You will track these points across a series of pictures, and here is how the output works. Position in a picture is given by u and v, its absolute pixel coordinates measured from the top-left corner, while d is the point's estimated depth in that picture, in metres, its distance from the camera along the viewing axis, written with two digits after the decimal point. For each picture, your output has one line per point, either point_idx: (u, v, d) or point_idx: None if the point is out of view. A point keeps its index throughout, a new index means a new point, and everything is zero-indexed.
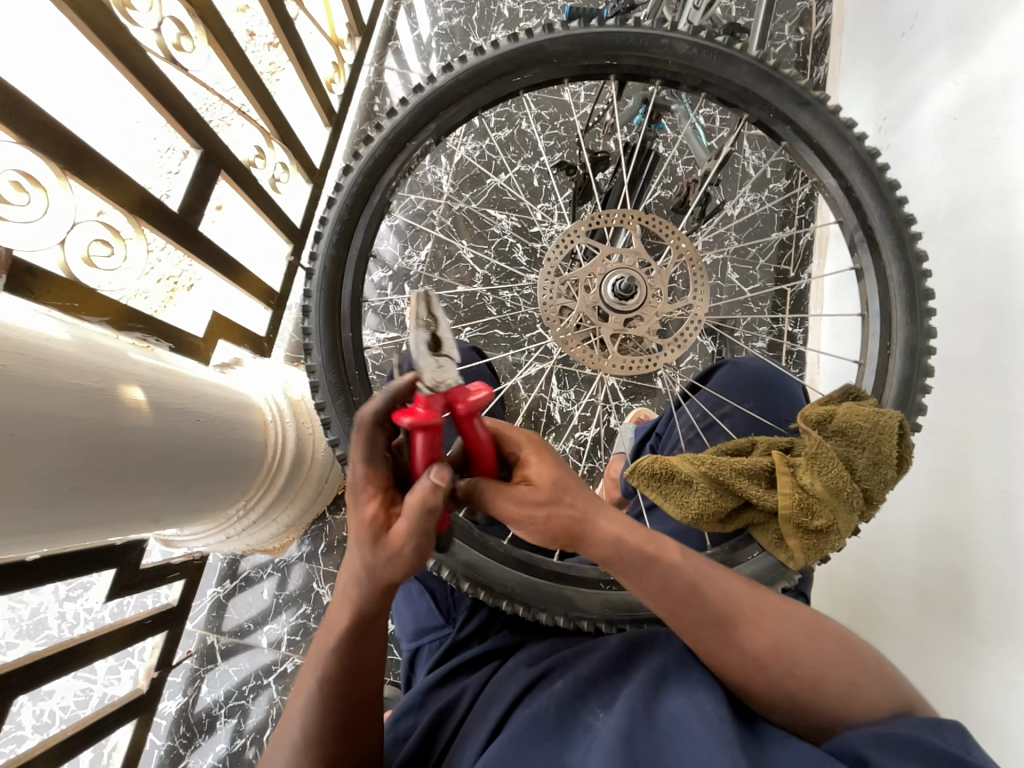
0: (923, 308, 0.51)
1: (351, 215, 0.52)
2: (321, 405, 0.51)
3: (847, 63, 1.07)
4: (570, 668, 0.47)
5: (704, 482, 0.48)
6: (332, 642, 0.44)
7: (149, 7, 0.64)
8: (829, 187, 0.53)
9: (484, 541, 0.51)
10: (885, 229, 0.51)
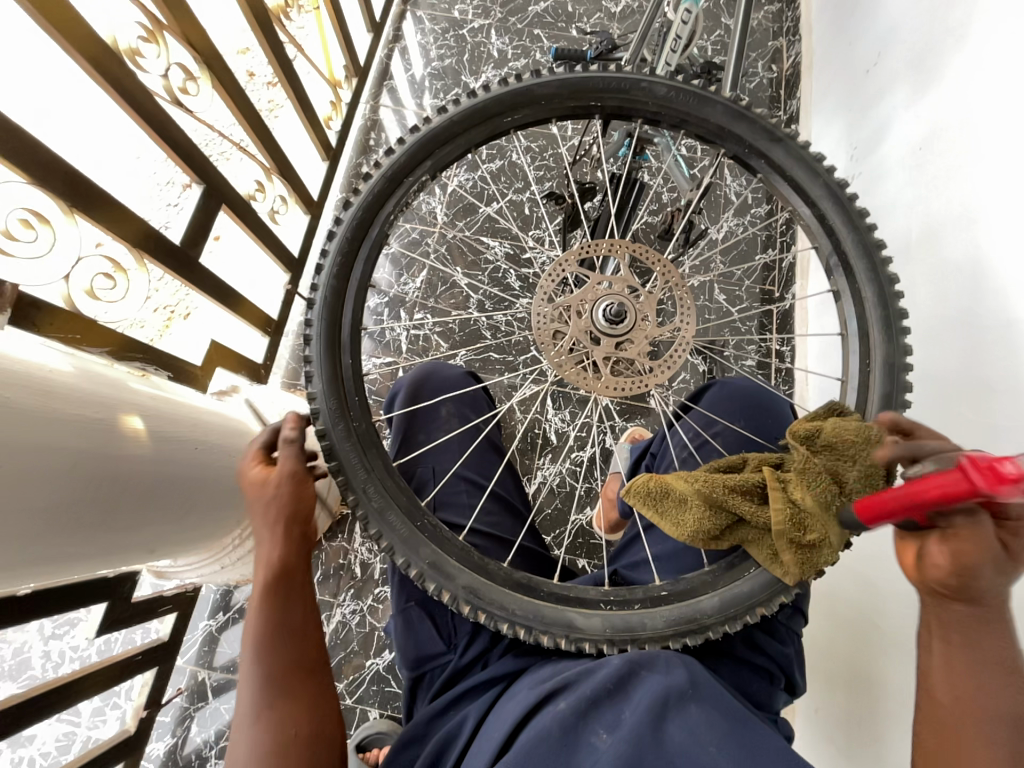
0: (898, 328, 0.53)
1: (351, 247, 0.54)
2: (320, 431, 0.52)
3: (817, 98, 1.13)
4: (572, 691, 0.46)
5: (697, 502, 0.50)
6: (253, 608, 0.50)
7: (157, 54, 0.67)
8: (805, 215, 0.56)
9: (483, 563, 0.52)
10: (859, 253, 0.54)
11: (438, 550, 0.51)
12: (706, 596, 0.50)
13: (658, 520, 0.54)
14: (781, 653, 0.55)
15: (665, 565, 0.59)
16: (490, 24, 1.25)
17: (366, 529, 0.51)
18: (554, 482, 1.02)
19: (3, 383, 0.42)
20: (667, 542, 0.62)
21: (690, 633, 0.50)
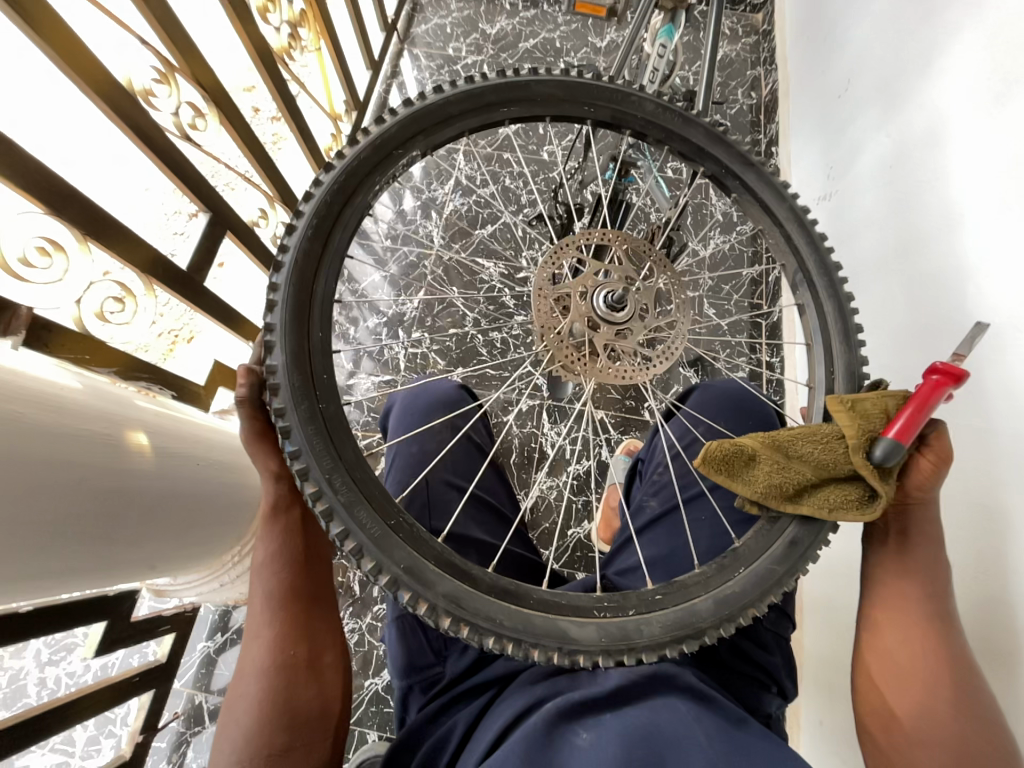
0: (855, 339, 0.56)
1: (329, 211, 0.50)
2: (281, 411, 0.46)
3: (793, 122, 1.19)
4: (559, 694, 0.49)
5: (771, 464, 0.48)
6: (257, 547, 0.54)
7: (169, 94, 0.72)
8: (772, 234, 0.59)
9: (462, 568, 0.49)
10: (818, 268, 0.57)
11: (415, 553, 0.47)
12: (701, 599, 0.50)
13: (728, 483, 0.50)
14: (773, 659, 0.55)
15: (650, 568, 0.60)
16: (483, 60, 1.33)
17: (332, 526, 0.46)
18: (551, 496, 1.03)
19: (17, 400, 0.45)
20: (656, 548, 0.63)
21: (688, 641, 0.49)
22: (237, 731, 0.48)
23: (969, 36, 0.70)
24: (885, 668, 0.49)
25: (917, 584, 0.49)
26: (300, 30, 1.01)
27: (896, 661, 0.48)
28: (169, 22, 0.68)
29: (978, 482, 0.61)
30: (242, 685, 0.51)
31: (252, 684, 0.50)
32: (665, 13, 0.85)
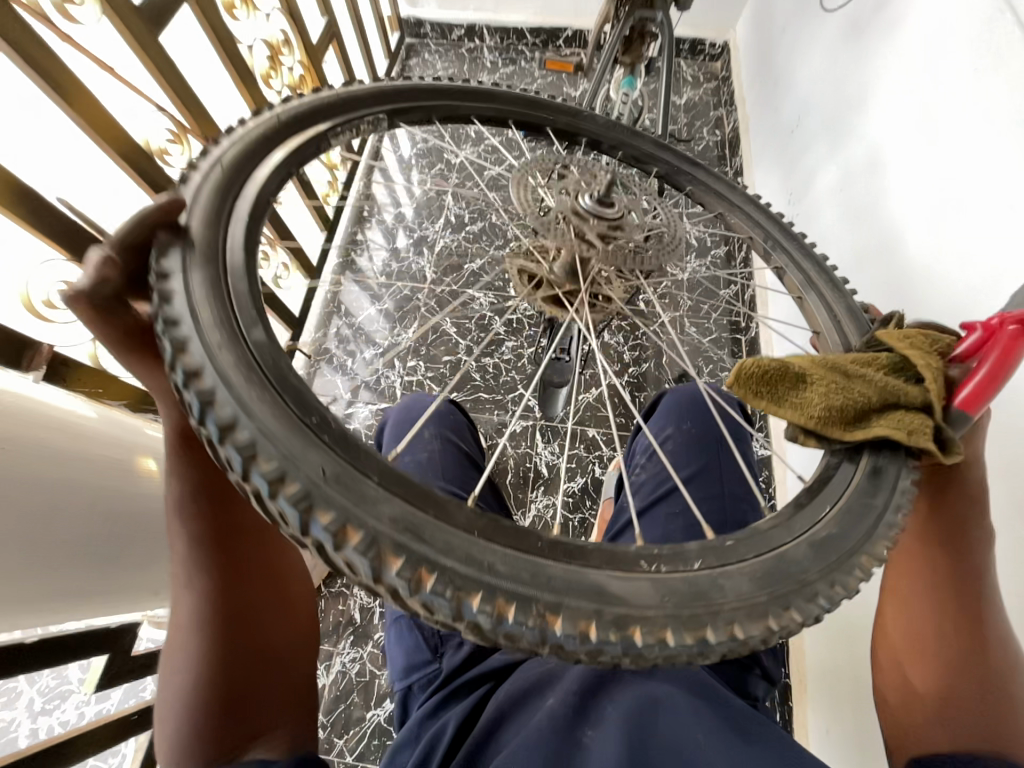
0: (843, 287, 0.52)
1: (293, 118, 0.41)
2: (164, 270, 0.29)
3: (755, 155, 1.29)
4: (558, 687, 0.52)
5: (828, 384, 0.35)
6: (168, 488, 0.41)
7: (181, 152, 0.78)
8: (735, 207, 0.59)
9: (430, 492, 0.27)
10: (785, 233, 0.56)
11: (345, 458, 0.26)
12: (791, 544, 0.31)
13: (773, 413, 0.36)
14: (758, 646, 0.57)
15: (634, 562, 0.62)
16: None
17: (231, 440, 0.25)
18: (548, 514, 1.05)
19: (41, 427, 0.48)
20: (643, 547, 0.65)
21: (794, 602, 0.28)
22: (174, 704, 0.40)
23: (892, 78, 0.79)
24: (902, 639, 0.44)
25: (948, 548, 0.43)
26: (300, 92, 1.11)
27: (910, 630, 0.43)
28: (187, 95, 0.78)
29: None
30: (174, 660, 0.41)
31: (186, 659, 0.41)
32: (625, 67, 0.95)
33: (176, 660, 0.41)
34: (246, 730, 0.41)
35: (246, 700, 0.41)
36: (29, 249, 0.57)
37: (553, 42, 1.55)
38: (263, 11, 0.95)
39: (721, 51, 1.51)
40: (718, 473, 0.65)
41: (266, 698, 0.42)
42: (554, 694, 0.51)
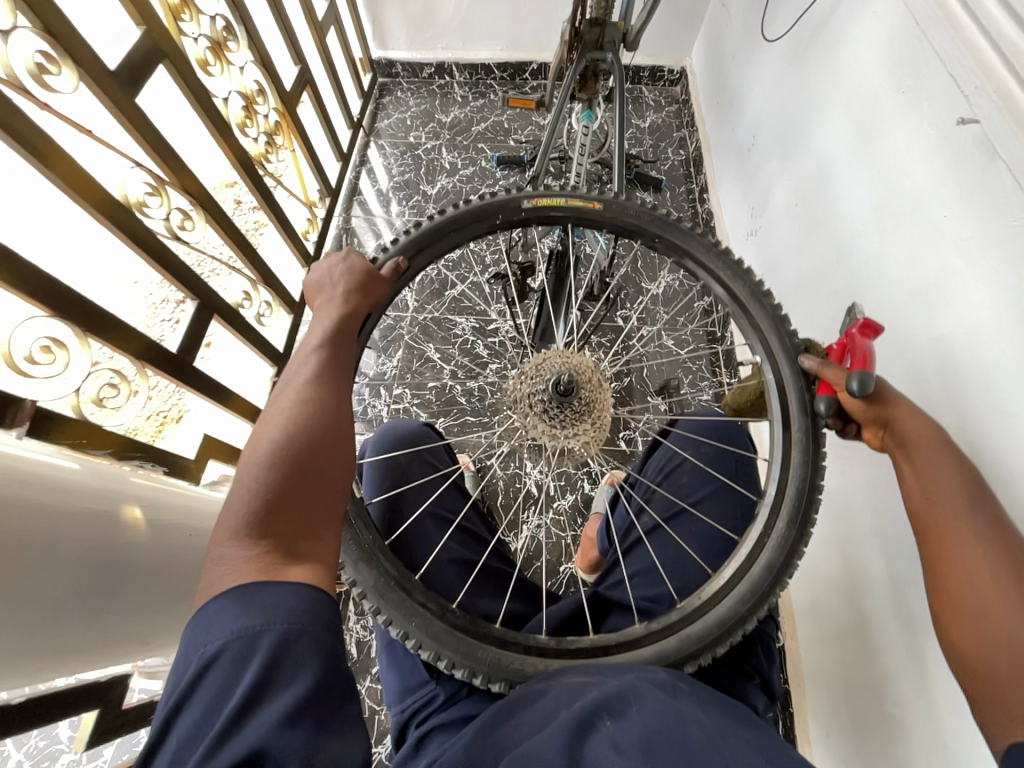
0: (819, 449, 0.55)
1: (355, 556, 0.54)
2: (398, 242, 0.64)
3: (718, 171, 1.36)
4: (573, 697, 0.47)
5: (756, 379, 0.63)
6: (309, 365, 0.52)
7: (160, 204, 0.80)
8: (638, 621, 0.58)
9: (546, 208, 0.65)
10: (801, 459, 0.55)
11: (504, 206, 0.64)
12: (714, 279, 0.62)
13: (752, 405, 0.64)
14: (751, 644, 0.59)
15: (640, 579, 0.66)
16: (440, 144, 1.53)
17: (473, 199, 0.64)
18: (540, 535, 1.05)
19: (22, 482, 0.49)
20: (643, 563, 0.68)
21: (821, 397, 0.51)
22: (232, 530, 0.43)
23: (826, 105, 0.86)
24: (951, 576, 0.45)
25: (935, 474, 0.47)
26: (275, 137, 1.15)
27: (942, 554, 0.46)
28: (163, 147, 0.79)
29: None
30: (258, 444, 0.46)
31: (260, 457, 0.45)
32: (582, 101, 1.01)
33: (241, 486, 0.45)
34: (273, 542, 0.43)
35: (291, 518, 0.44)
36: (8, 308, 0.58)
37: (519, 75, 1.62)
38: (236, 65, 0.99)
39: (679, 76, 1.59)
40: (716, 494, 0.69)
41: (299, 540, 0.44)
42: (567, 706, 0.46)
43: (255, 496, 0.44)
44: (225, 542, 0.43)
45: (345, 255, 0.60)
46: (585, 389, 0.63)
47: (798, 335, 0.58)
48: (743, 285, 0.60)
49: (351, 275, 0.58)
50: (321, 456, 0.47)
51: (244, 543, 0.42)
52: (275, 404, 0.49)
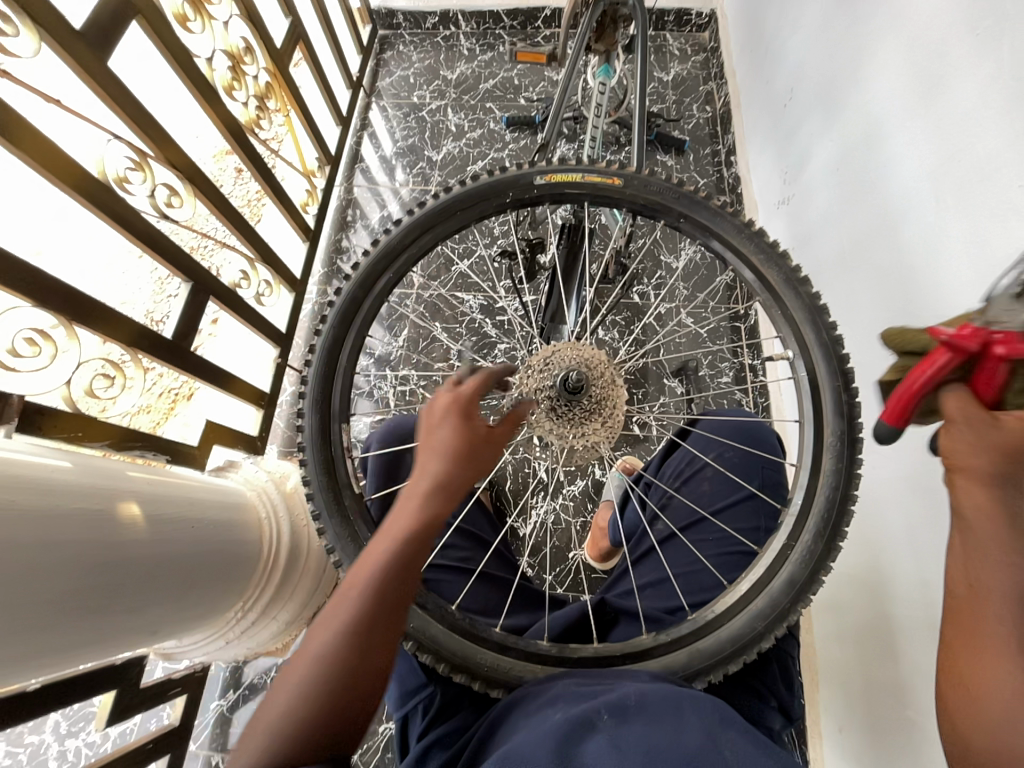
0: (853, 453, 0.51)
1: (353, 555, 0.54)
2: (399, 224, 0.59)
3: (748, 130, 1.24)
4: (568, 702, 0.44)
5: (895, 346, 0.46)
6: (399, 538, 0.46)
7: (143, 179, 0.75)
8: (646, 631, 0.56)
9: (562, 189, 0.60)
10: (834, 463, 0.51)
11: (514, 185, 0.59)
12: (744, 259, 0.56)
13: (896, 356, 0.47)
14: (765, 655, 0.57)
15: (652, 590, 0.64)
16: (446, 105, 1.42)
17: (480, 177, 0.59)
18: (549, 522, 1.03)
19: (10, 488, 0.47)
20: (656, 573, 0.66)
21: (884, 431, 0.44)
22: (282, 704, 0.43)
23: (880, 52, 0.75)
24: (959, 656, 0.39)
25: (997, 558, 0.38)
26: (267, 100, 1.07)
27: (965, 630, 0.39)
28: (140, 116, 0.73)
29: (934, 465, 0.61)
30: (327, 620, 0.45)
31: (318, 644, 0.44)
32: (599, 53, 0.91)
33: (304, 662, 0.44)
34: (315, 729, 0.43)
35: (338, 710, 0.43)
36: None
37: (530, 22, 1.48)
38: (219, 19, 0.91)
39: (709, 19, 1.43)
40: (735, 499, 0.65)
41: (339, 734, 0.44)
42: (562, 708, 0.43)
43: (307, 687, 0.43)
44: (276, 714, 0.43)
45: (447, 397, 0.52)
46: (595, 386, 0.58)
47: (837, 328, 0.53)
48: (778, 269, 0.54)
49: (450, 438, 0.50)
50: (372, 656, 0.45)
51: (289, 733, 0.42)
52: (355, 568, 0.47)
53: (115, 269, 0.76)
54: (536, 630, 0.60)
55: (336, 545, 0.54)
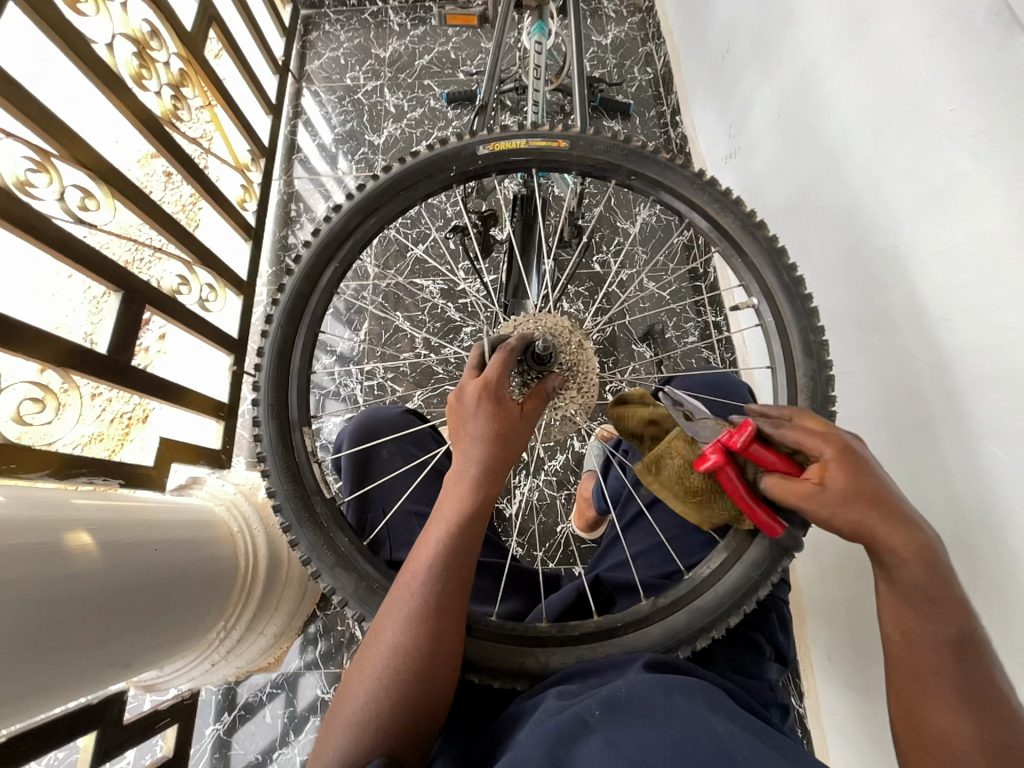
0: (827, 393, 0.51)
1: (330, 563, 0.51)
2: (338, 208, 0.55)
3: (690, 88, 1.23)
4: (587, 700, 0.43)
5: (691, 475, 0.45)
6: (453, 523, 0.46)
7: (49, 181, 0.68)
8: (644, 596, 0.55)
9: (508, 159, 0.57)
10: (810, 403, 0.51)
11: (457, 157, 0.56)
12: (701, 213, 0.55)
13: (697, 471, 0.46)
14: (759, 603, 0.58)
15: (646, 558, 0.64)
16: (382, 85, 1.36)
17: (420, 151, 0.56)
18: (534, 500, 1.02)
19: None
20: (648, 539, 0.66)
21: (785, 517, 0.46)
22: (360, 701, 0.43)
23: None
24: (911, 700, 0.41)
25: (926, 611, 0.40)
26: (183, 89, 1.00)
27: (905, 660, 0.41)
28: (34, 110, 0.66)
29: (897, 395, 0.63)
30: (393, 614, 0.45)
31: (386, 640, 0.44)
32: (533, 11, 0.88)
33: (378, 657, 0.44)
34: (395, 723, 0.43)
35: (417, 702, 0.44)
36: None
37: None
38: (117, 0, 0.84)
39: None
40: None
41: (420, 718, 0.44)
42: (578, 708, 0.42)
43: (382, 680, 0.43)
44: (354, 712, 0.43)
45: (473, 385, 0.50)
46: (564, 354, 0.57)
47: (797, 270, 0.53)
48: (734, 217, 0.54)
49: (485, 425, 0.49)
50: (441, 642, 0.45)
51: (370, 730, 0.42)
52: (412, 557, 0.47)
53: (16, 281, 0.69)
54: (534, 615, 0.59)
55: (312, 556, 0.51)
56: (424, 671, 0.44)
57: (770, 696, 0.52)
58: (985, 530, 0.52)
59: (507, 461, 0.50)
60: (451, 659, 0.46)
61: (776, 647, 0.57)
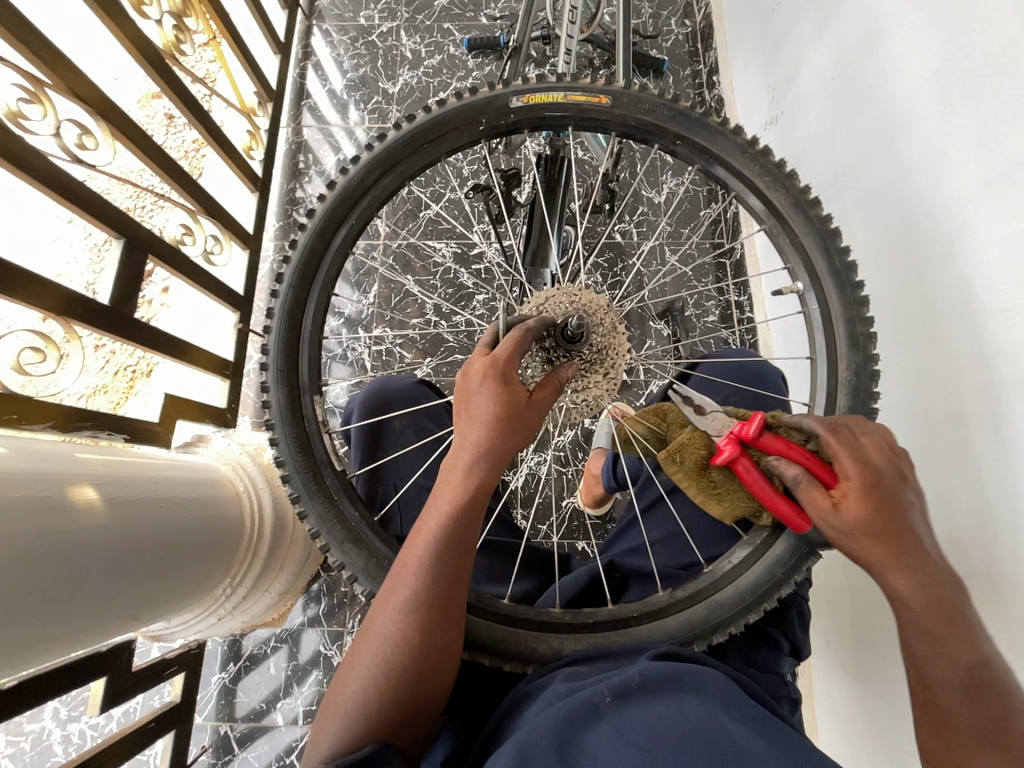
0: (870, 390, 0.48)
1: (338, 539, 0.50)
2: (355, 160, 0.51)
3: (732, 45, 1.14)
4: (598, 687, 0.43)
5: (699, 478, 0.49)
6: (448, 513, 0.45)
7: (43, 113, 0.63)
8: (661, 587, 0.54)
9: (544, 112, 0.52)
10: (851, 399, 0.49)
11: (487, 108, 0.51)
12: (751, 187, 0.51)
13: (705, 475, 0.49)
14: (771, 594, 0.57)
15: (663, 546, 0.63)
16: (398, 27, 1.26)
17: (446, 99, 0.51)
18: (540, 474, 1.01)
19: None
20: (666, 528, 0.65)
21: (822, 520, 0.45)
22: (355, 687, 0.43)
23: None
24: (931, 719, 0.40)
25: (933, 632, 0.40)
26: (186, 19, 0.92)
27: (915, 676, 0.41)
28: (22, 30, 0.60)
29: (934, 390, 0.61)
30: (388, 604, 0.44)
31: (381, 628, 0.44)
32: None
33: (373, 646, 0.44)
34: (389, 711, 0.43)
35: (410, 692, 0.44)
36: None
37: None
38: None
39: None
40: None
41: (415, 705, 0.44)
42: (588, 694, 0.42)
43: (377, 667, 0.43)
44: (350, 695, 0.43)
45: (479, 362, 0.48)
46: (594, 336, 0.54)
47: (850, 253, 0.49)
48: (786, 191, 0.50)
49: (488, 406, 0.46)
50: (436, 634, 0.44)
51: (364, 715, 0.43)
52: (407, 546, 0.46)
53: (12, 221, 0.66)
54: (546, 598, 0.58)
55: (320, 530, 0.50)
56: (419, 662, 0.44)
57: (775, 686, 0.52)
58: (1014, 534, 0.51)
59: (511, 449, 0.47)
60: (448, 651, 0.45)
61: (785, 638, 0.57)
